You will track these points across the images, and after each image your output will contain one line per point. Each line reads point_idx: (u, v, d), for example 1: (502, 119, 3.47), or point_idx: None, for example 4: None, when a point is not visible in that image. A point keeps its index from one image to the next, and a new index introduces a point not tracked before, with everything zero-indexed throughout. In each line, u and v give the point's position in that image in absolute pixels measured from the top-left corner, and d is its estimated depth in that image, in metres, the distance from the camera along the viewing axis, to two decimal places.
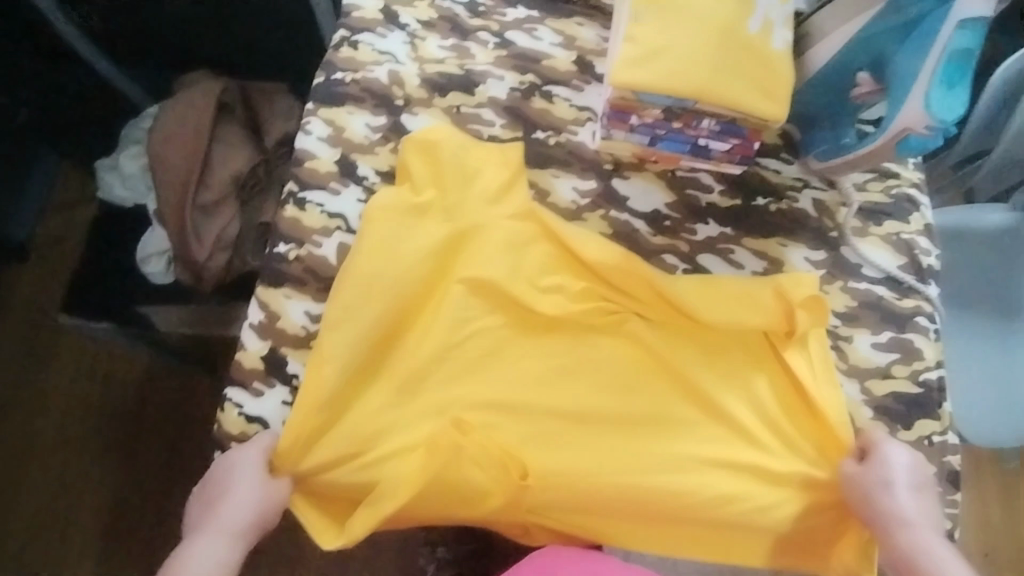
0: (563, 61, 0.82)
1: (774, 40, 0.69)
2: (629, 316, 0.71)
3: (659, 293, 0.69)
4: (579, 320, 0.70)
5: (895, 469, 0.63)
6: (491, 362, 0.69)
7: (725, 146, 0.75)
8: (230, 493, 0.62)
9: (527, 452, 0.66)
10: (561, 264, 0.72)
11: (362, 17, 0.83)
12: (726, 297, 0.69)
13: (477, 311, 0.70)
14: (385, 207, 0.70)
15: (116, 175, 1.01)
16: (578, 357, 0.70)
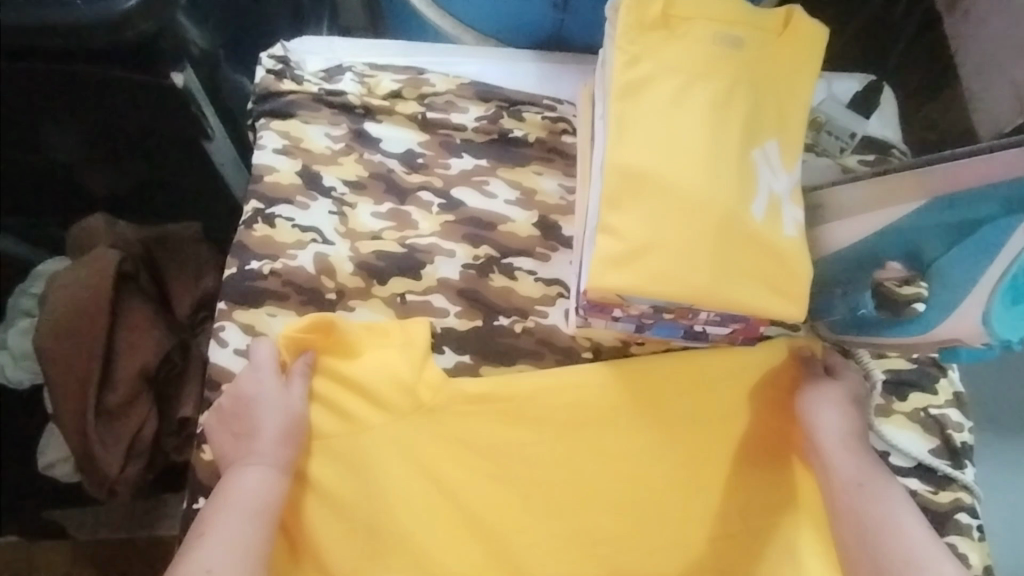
0: (523, 224, 0.69)
1: (784, 226, 0.57)
2: (618, 521, 0.63)
3: (632, 479, 0.64)
4: (563, 529, 0.63)
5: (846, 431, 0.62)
6: (439, 522, 0.62)
7: (724, 330, 0.63)
8: (253, 425, 0.59)
9: None
10: (521, 446, 0.63)
11: (277, 183, 0.69)
12: (698, 466, 0.64)
13: (460, 537, 0.62)
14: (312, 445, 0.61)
15: (5, 356, 0.82)
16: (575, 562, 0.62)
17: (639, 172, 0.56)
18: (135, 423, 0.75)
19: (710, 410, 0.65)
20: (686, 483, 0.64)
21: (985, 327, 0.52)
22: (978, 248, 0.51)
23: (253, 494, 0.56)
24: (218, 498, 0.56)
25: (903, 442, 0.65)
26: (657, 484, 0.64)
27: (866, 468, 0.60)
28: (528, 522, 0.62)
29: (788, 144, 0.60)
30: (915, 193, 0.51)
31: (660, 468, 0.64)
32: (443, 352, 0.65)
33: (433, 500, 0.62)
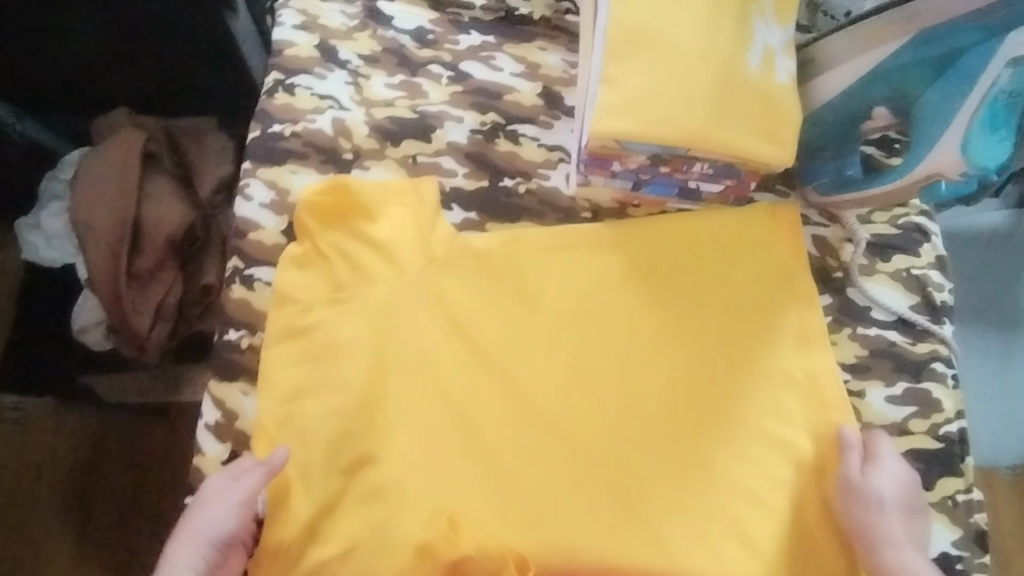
0: (528, 94, 0.72)
1: (776, 74, 0.61)
2: (615, 367, 0.66)
3: (628, 327, 0.67)
4: (562, 373, 0.66)
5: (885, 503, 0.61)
6: (456, 365, 0.66)
7: (717, 188, 0.67)
8: (186, 533, 0.60)
9: (528, 541, 0.62)
10: (521, 295, 0.68)
11: (296, 56, 0.73)
12: (692, 318, 0.67)
13: (467, 376, 0.66)
14: (327, 288, 0.66)
15: (40, 237, 0.88)
16: (577, 407, 0.65)
17: (640, 26, 0.60)
18: (161, 289, 0.81)
19: (706, 269, 0.68)
20: (684, 340, 0.67)
21: (963, 156, 0.58)
22: (959, 77, 0.56)
23: None
24: None
25: (886, 299, 0.69)
26: (657, 339, 0.67)
27: (904, 555, 0.60)
28: (540, 369, 0.66)
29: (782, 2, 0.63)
30: (896, 32, 0.56)
31: (659, 325, 0.67)
32: (451, 209, 0.69)
33: (448, 343, 0.66)
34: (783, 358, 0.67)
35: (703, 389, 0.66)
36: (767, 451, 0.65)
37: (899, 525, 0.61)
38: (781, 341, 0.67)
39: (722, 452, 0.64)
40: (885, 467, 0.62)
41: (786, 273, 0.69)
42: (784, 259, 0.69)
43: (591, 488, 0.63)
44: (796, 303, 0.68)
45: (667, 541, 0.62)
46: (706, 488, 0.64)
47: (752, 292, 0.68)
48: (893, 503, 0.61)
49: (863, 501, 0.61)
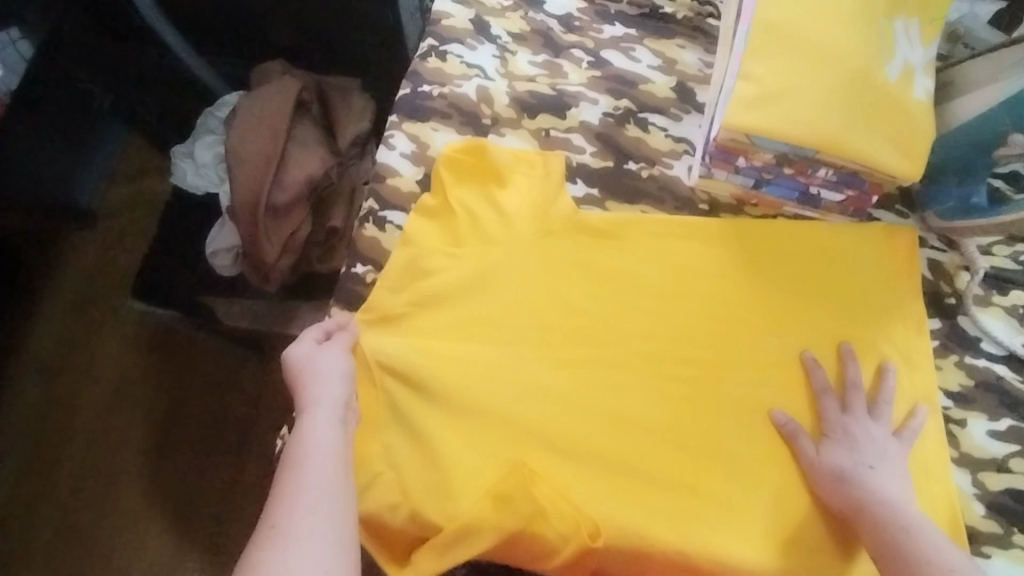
0: (661, 87, 0.76)
1: (914, 89, 0.62)
2: (713, 358, 0.67)
3: (731, 319, 0.68)
4: (663, 356, 0.67)
5: (860, 450, 0.61)
6: (556, 332, 0.67)
7: (837, 197, 0.68)
8: (316, 363, 0.60)
9: (600, 510, 0.61)
10: (631, 274, 0.69)
11: (452, 26, 0.79)
12: (798, 320, 0.68)
13: (572, 342, 0.67)
14: (445, 240, 0.69)
15: (190, 163, 0.97)
16: (675, 391, 0.66)
17: (781, 27, 0.62)
18: (292, 225, 0.88)
19: (811, 277, 0.69)
20: (782, 342, 0.67)
21: None
22: None
23: (328, 419, 0.56)
24: (294, 430, 0.55)
25: (999, 330, 0.68)
26: (762, 338, 0.67)
27: (866, 478, 0.59)
28: (642, 351, 0.67)
29: (926, 23, 0.65)
30: None
31: (762, 322, 0.68)
32: (575, 183, 0.73)
33: (553, 309, 0.68)
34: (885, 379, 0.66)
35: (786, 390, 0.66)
36: None
37: (855, 451, 0.61)
38: (880, 354, 0.67)
39: (795, 447, 0.63)
40: (846, 418, 0.63)
41: (893, 291, 0.69)
42: (897, 276, 0.69)
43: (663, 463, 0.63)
44: (903, 324, 0.68)
45: (729, 522, 0.61)
46: (779, 492, 0.62)
47: (854, 304, 0.68)
48: (879, 448, 0.61)
49: (846, 441, 0.62)
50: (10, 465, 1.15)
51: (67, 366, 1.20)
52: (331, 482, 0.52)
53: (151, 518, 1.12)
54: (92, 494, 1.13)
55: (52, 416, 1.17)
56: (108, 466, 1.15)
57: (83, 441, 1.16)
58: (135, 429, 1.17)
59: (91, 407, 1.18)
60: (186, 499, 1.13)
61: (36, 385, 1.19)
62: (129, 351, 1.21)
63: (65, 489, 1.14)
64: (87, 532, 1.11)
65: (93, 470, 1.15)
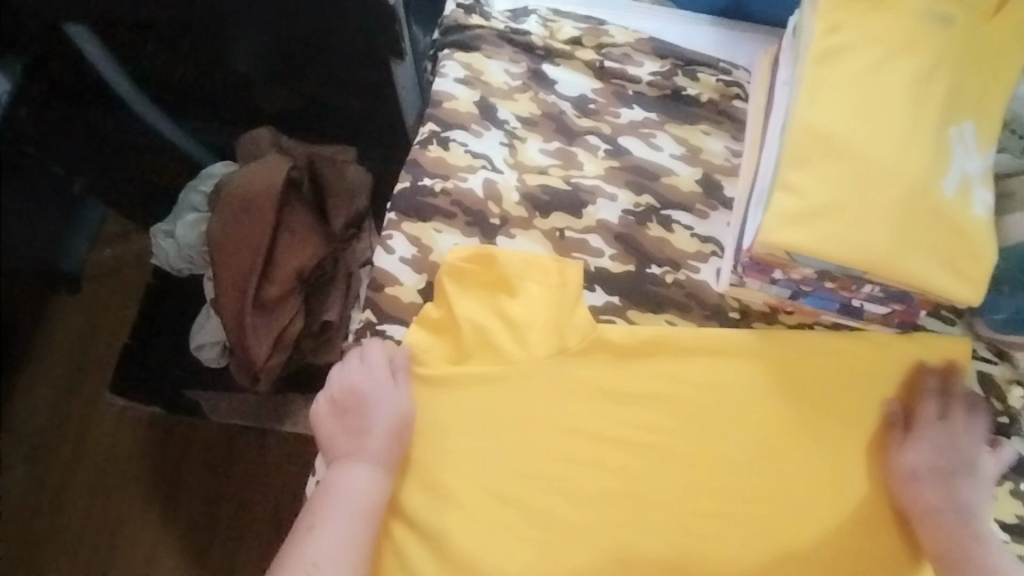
0: (686, 179, 0.70)
1: (973, 205, 0.57)
2: (747, 488, 0.61)
3: (768, 441, 0.62)
4: (691, 490, 0.62)
5: (954, 456, 0.60)
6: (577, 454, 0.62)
7: (882, 309, 0.63)
8: (369, 421, 0.61)
9: None
10: (655, 397, 0.63)
11: (455, 110, 0.72)
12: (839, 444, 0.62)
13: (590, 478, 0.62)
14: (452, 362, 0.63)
15: (172, 243, 0.89)
16: (710, 523, 0.61)
17: (826, 134, 0.57)
18: (283, 320, 0.80)
19: (866, 374, 0.63)
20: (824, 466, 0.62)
21: None
22: None
23: (361, 495, 0.59)
24: (330, 490, 0.59)
25: None
26: (803, 460, 0.62)
27: (962, 490, 0.59)
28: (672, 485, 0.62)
29: (982, 127, 0.59)
30: None
31: (804, 444, 0.62)
32: (593, 291, 0.67)
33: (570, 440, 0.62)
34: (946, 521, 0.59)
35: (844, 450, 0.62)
36: None
37: (946, 453, 0.60)
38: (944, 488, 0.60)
39: (884, 436, 0.62)
40: (935, 424, 0.61)
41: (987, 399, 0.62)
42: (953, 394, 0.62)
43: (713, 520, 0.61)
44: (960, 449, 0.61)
45: None
46: None
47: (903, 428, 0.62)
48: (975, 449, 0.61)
49: (945, 443, 0.60)
50: None
51: (53, 454, 1.07)
52: (346, 566, 0.56)
53: None
54: None
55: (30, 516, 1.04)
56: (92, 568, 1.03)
57: (73, 538, 1.04)
58: (118, 524, 1.05)
59: (83, 498, 1.06)
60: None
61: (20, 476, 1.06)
62: (109, 437, 1.09)
63: None
64: None
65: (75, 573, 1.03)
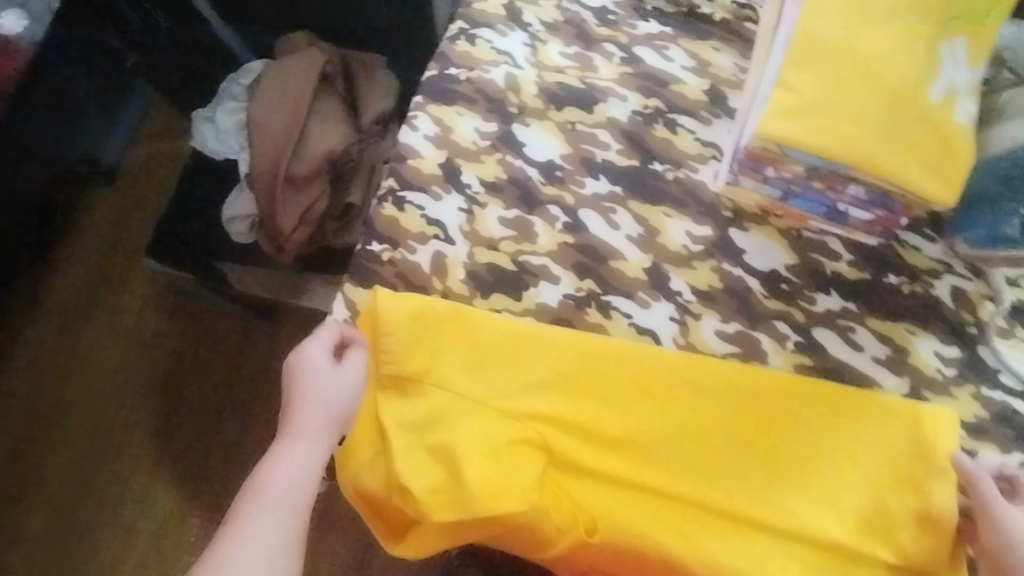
0: (693, 88, 0.74)
1: (956, 112, 0.61)
2: (685, 408, 0.63)
3: (707, 378, 0.64)
4: (640, 404, 0.63)
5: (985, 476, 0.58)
6: (546, 397, 0.62)
7: (866, 215, 0.67)
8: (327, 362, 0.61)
9: (594, 500, 0.61)
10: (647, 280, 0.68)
11: (484, 10, 0.77)
12: (771, 398, 0.63)
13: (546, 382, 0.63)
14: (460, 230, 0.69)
15: (211, 128, 0.96)
16: (651, 441, 0.62)
17: (827, 39, 0.60)
18: (311, 197, 0.88)
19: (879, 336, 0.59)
20: (755, 418, 0.63)
21: None
22: None
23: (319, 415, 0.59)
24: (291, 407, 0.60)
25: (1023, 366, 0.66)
26: (733, 407, 0.63)
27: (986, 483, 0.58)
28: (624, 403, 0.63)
29: (976, 44, 0.62)
30: None
31: (736, 396, 0.63)
32: (598, 179, 0.71)
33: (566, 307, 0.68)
34: (878, 457, 0.62)
35: (807, 423, 0.63)
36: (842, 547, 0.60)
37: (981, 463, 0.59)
38: (877, 427, 0.62)
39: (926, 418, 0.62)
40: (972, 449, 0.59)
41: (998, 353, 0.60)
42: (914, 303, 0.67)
43: (705, 505, 0.60)
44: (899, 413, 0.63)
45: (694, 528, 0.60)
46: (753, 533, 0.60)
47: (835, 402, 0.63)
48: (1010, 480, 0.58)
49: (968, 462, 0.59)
50: (25, 416, 1.17)
51: (81, 331, 1.21)
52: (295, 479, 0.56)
53: (156, 478, 1.13)
54: (100, 450, 1.15)
55: (70, 373, 1.19)
56: (120, 424, 1.16)
57: (90, 403, 1.17)
58: (146, 389, 1.18)
59: (105, 372, 1.19)
60: (189, 470, 1.13)
61: (49, 344, 1.20)
62: (145, 312, 1.21)
63: (74, 443, 1.15)
64: (94, 486, 1.13)
65: (104, 428, 1.16)
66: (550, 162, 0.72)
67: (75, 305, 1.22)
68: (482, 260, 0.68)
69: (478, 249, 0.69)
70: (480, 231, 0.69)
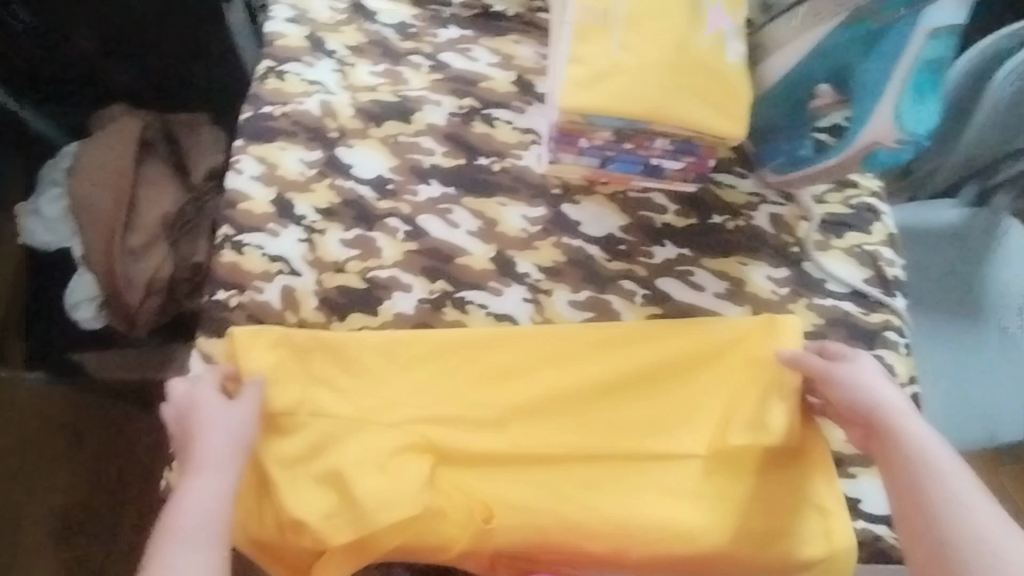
0: (502, 82, 0.78)
1: (727, 54, 0.67)
2: (551, 377, 0.66)
3: (563, 343, 0.67)
4: (507, 381, 0.66)
5: (871, 386, 0.61)
6: (424, 403, 0.63)
7: (679, 164, 0.72)
8: (201, 439, 0.57)
9: (490, 491, 0.61)
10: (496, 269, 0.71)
11: (286, 45, 0.78)
12: (622, 346, 0.67)
13: (415, 383, 0.64)
14: (308, 259, 0.69)
15: (38, 220, 0.92)
16: (527, 418, 0.64)
17: (599, 11, 0.65)
18: (152, 265, 0.86)
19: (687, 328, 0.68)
20: (615, 371, 0.66)
21: (896, 123, 0.64)
22: (890, 50, 0.65)
23: (204, 506, 0.53)
24: (165, 518, 0.53)
25: (841, 271, 0.73)
26: (594, 365, 0.67)
27: (879, 390, 0.61)
28: (492, 386, 0.65)
29: None
30: (832, 11, 0.65)
31: (595, 353, 0.67)
32: (429, 184, 0.73)
33: (422, 313, 0.69)
34: (729, 371, 0.67)
35: (660, 360, 0.67)
36: (715, 471, 0.63)
37: (876, 382, 0.61)
38: (724, 352, 0.67)
39: (805, 362, 0.64)
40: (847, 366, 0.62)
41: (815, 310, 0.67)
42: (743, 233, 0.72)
43: (593, 456, 0.63)
44: (737, 335, 0.68)
45: (581, 495, 0.61)
46: (642, 474, 0.63)
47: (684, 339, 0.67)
48: (882, 375, 0.62)
49: (852, 379, 0.62)
50: None
51: None
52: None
53: None
54: None
55: None
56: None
57: None
58: (21, 506, 1.06)
59: None
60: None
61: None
62: (6, 421, 1.09)
63: None
64: None
65: None
66: (380, 178, 0.73)
67: None
68: (331, 285, 0.69)
69: (325, 275, 0.69)
70: (323, 256, 0.70)
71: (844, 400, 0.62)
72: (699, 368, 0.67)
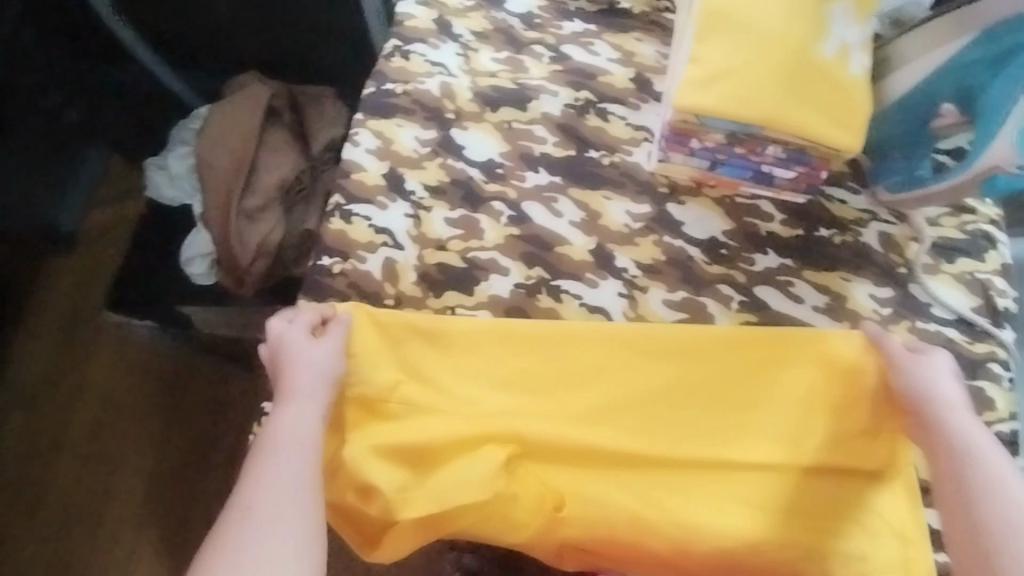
0: (621, 77, 0.79)
1: (851, 64, 0.67)
2: (635, 373, 0.66)
3: (648, 341, 0.67)
4: (592, 374, 0.66)
5: (940, 381, 0.61)
6: (512, 395, 0.65)
7: (789, 173, 0.72)
8: (293, 371, 0.60)
9: (565, 480, 0.63)
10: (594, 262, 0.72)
11: (415, 26, 0.81)
12: (702, 350, 0.67)
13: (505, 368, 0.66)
14: (415, 234, 0.72)
15: (164, 175, 0.99)
16: (612, 410, 0.65)
17: (725, 12, 0.65)
18: (265, 228, 0.91)
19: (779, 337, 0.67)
20: (688, 374, 0.67)
21: (1016, 148, 0.63)
22: (1019, 71, 0.62)
23: (297, 432, 0.57)
24: (263, 441, 0.56)
25: (949, 296, 0.71)
26: (670, 365, 0.67)
27: (945, 388, 0.60)
28: (582, 379, 0.66)
29: (863, 3, 0.69)
30: (963, 29, 0.64)
31: (675, 355, 0.67)
32: (537, 172, 0.75)
33: (520, 297, 0.71)
34: (806, 384, 0.66)
35: (735, 364, 0.67)
36: (779, 486, 0.63)
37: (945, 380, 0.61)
38: (798, 365, 0.67)
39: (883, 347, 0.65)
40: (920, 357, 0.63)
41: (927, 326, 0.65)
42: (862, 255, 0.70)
43: (668, 459, 0.64)
44: (817, 351, 0.67)
45: (646, 491, 0.63)
46: (712, 485, 0.63)
47: (763, 348, 0.67)
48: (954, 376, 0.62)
49: (922, 372, 0.61)
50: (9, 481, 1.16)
51: (61, 388, 1.20)
52: (291, 490, 0.53)
53: (146, 529, 1.13)
54: (84, 508, 1.14)
55: (46, 434, 1.18)
56: (102, 477, 1.15)
57: (71, 461, 1.16)
58: (127, 440, 1.17)
59: (80, 429, 1.18)
60: (174, 512, 1.13)
61: (17, 419, 1.19)
62: (125, 361, 1.21)
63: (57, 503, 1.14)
64: (79, 544, 1.12)
65: (85, 486, 1.15)
66: (491, 162, 0.75)
67: (45, 374, 1.21)
68: (434, 261, 0.71)
69: (429, 251, 0.72)
70: (428, 233, 0.73)
71: (905, 389, 0.62)
72: (773, 379, 0.66)
